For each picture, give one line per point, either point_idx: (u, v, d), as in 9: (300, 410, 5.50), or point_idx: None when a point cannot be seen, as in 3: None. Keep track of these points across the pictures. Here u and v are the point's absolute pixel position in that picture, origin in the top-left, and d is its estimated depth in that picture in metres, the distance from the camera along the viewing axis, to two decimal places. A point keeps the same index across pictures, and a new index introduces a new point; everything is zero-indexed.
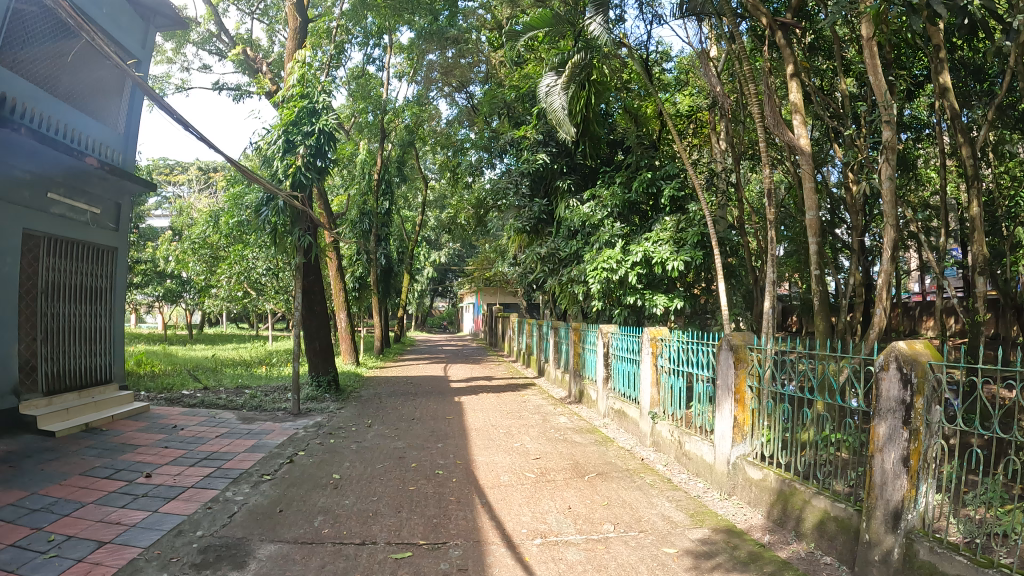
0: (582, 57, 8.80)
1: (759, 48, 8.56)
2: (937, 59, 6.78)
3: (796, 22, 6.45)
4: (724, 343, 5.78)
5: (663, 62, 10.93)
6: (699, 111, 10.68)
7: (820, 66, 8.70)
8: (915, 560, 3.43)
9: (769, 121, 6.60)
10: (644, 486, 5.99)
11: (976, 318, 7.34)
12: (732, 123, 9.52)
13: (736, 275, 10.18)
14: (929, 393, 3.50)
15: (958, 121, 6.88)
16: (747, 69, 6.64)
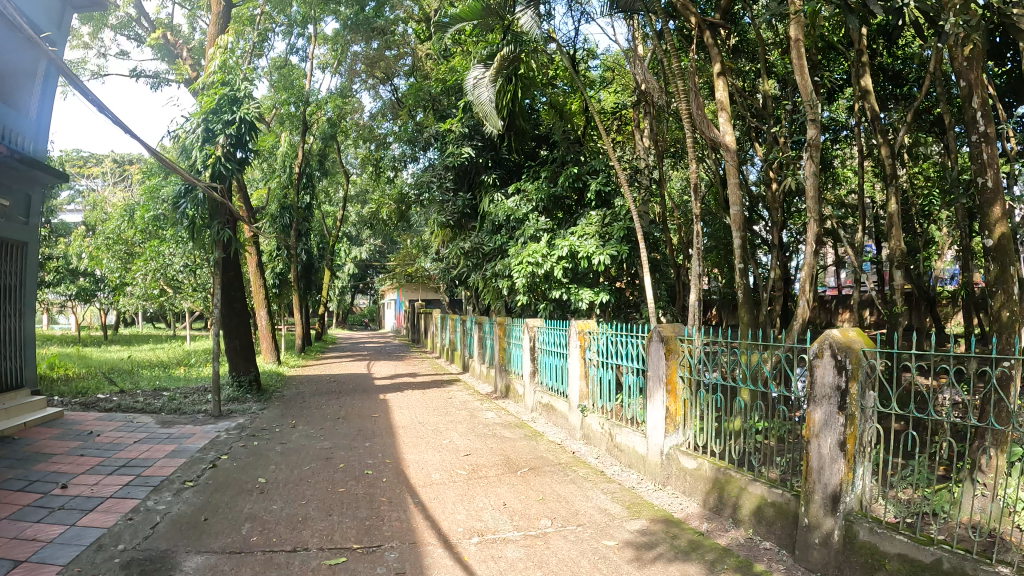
0: (510, 50, 8.75)
1: (685, 49, 8.71)
2: (860, 63, 7.18)
3: (724, 22, 6.59)
4: (653, 335, 5.84)
5: (589, 59, 10.99)
6: (624, 109, 10.86)
7: (742, 68, 8.92)
8: (855, 541, 3.57)
9: (695, 118, 6.74)
10: (578, 479, 6.05)
11: (893, 311, 7.67)
12: (657, 121, 9.67)
13: (661, 269, 10.33)
14: (863, 378, 3.65)
15: (878, 122, 7.20)
16: (676, 66, 6.64)
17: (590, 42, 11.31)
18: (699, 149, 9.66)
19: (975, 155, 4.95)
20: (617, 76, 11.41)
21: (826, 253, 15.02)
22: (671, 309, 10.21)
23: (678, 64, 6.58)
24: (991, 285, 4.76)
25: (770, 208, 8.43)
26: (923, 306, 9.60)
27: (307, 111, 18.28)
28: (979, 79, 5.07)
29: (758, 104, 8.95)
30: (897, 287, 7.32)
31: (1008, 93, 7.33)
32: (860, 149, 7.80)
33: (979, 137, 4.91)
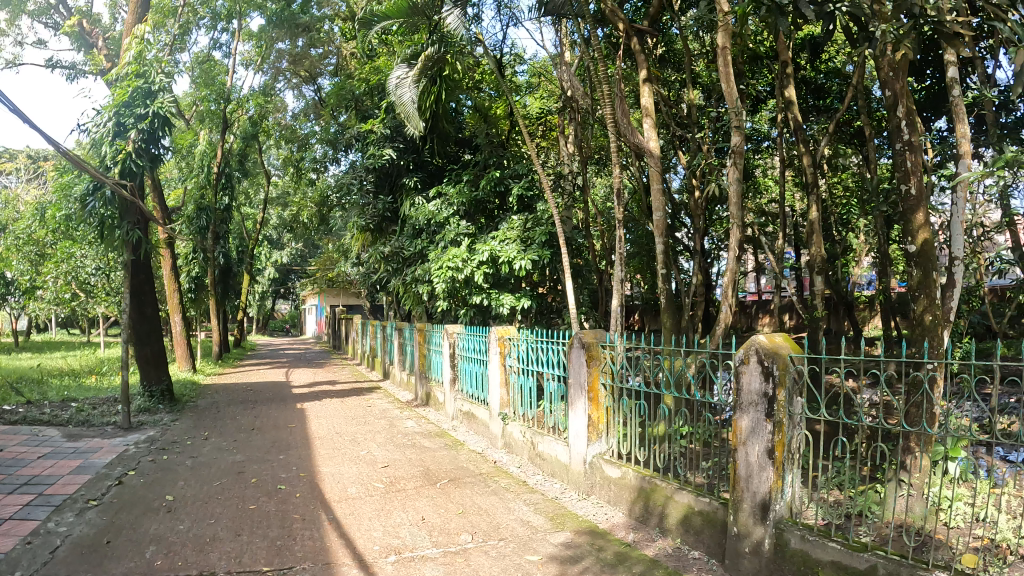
0: (436, 50, 8.64)
1: (612, 56, 8.77)
2: (785, 75, 7.40)
3: (652, 29, 6.63)
4: (574, 341, 5.79)
5: (516, 64, 10.95)
6: (548, 114, 10.86)
7: (668, 77, 9.06)
8: (786, 549, 3.59)
9: (620, 125, 6.74)
10: (499, 490, 5.96)
11: (816, 315, 7.82)
12: (581, 127, 9.70)
13: (584, 274, 10.32)
14: (791, 385, 3.69)
15: (800, 132, 7.40)
16: (602, 71, 6.61)
17: (517, 47, 11.30)
18: (623, 156, 9.73)
19: (899, 164, 5.07)
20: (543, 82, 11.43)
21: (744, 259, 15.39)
22: (592, 314, 10.23)
23: (604, 68, 6.57)
24: (914, 290, 4.87)
25: (692, 216, 8.54)
26: (839, 313, 10.42)
27: (229, 109, 17.72)
28: (904, 89, 5.12)
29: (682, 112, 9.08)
30: (819, 293, 7.53)
31: (927, 109, 8.24)
32: (782, 158, 7.97)
33: (904, 146, 5.04)
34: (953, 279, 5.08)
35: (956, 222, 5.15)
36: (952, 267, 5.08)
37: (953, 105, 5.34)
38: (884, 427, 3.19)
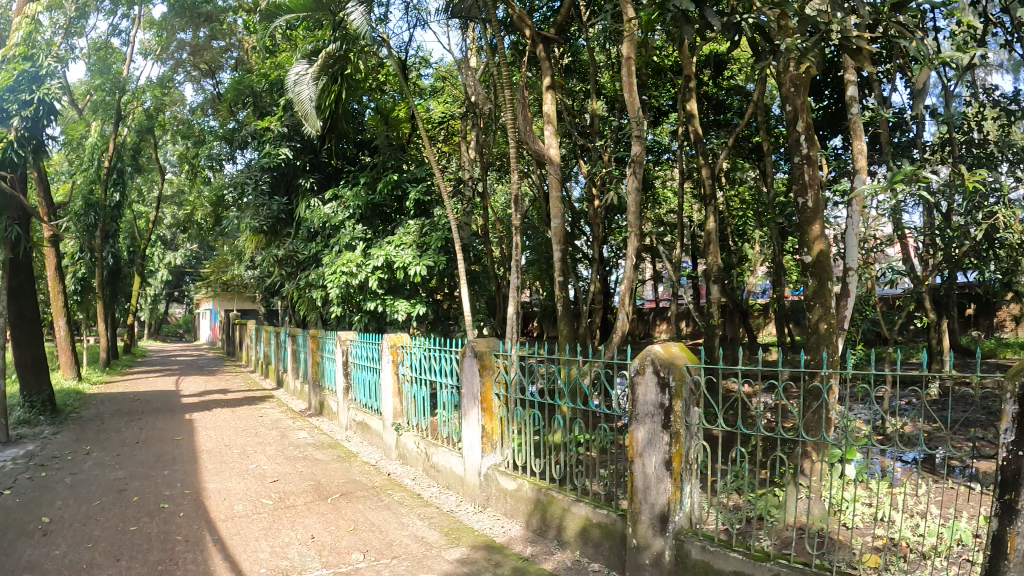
0: (337, 48, 8.44)
1: (518, 63, 8.79)
2: (688, 88, 7.58)
3: (557, 38, 6.70)
4: (466, 350, 5.67)
5: (422, 68, 10.88)
6: (452, 119, 10.77)
7: (573, 88, 9.16)
8: (687, 560, 3.62)
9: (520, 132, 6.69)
10: (393, 505, 5.79)
11: (710, 322, 8.09)
12: (484, 133, 9.66)
13: (481, 281, 10.21)
14: (687, 395, 3.71)
15: (701, 145, 7.63)
16: (506, 76, 6.61)
17: (423, 50, 11.20)
18: (523, 163, 9.73)
19: (797, 176, 5.07)
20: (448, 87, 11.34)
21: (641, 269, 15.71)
22: (491, 322, 10.16)
23: (508, 74, 6.53)
24: (810, 299, 4.95)
25: (591, 224, 8.61)
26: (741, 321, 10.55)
27: (124, 100, 16.87)
28: (805, 104, 5.11)
29: (586, 123, 9.20)
30: (715, 301, 7.76)
31: (824, 128, 8.89)
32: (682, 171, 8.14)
33: (802, 159, 5.02)
34: (847, 288, 5.23)
35: (851, 233, 5.32)
36: (847, 278, 5.24)
37: (851, 122, 5.54)
38: (782, 436, 3.29)
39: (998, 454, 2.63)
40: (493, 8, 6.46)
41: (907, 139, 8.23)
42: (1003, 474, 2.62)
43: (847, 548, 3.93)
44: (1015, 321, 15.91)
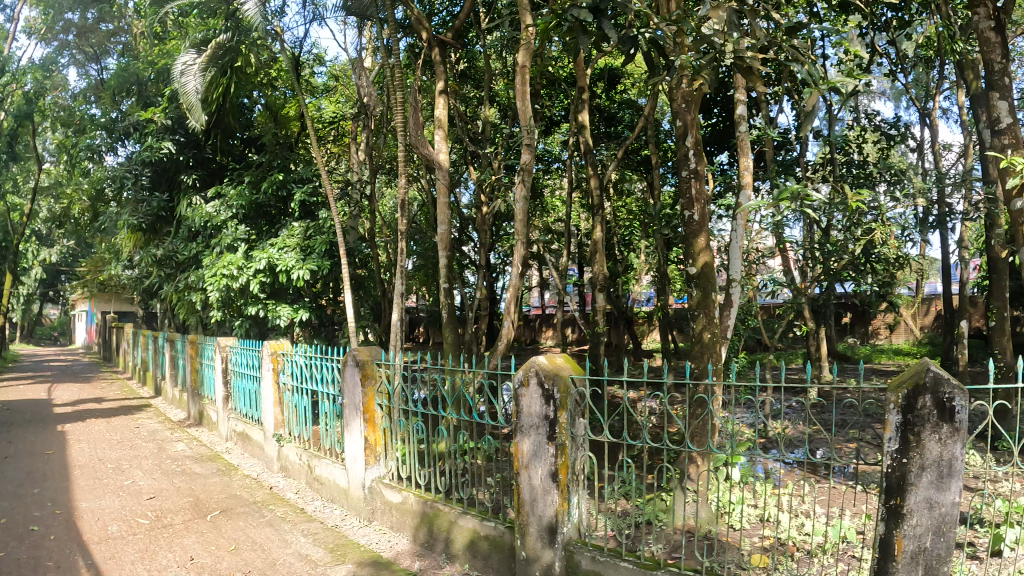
0: (229, 38, 8.18)
1: (413, 67, 8.72)
2: (580, 100, 7.79)
3: (453, 42, 6.67)
4: (347, 359, 5.49)
5: (316, 65, 10.58)
6: (343, 119, 10.58)
7: (467, 94, 9.18)
8: (577, 570, 3.66)
9: (409, 135, 6.59)
10: (276, 521, 5.55)
11: (597, 331, 8.65)
12: (374, 135, 9.50)
13: (365, 286, 9.92)
14: (573, 407, 3.77)
15: (590, 156, 8.01)
16: (397, 79, 6.50)
17: (317, 47, 10.88)
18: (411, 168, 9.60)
19: (685, 189, 5.20)
20: (342, 87, 11.07)
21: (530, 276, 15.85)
22: (375, 327, 9.93)
23: (402, 76, 6.41)
24: (695, 309, 5.15)
25: (478, 230, 8.80)
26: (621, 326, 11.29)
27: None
28: (695, 120, 5.18)
29: (478, 130, 9.22)
30: (600, 308, 8.26)
31: (711, 142, 9.82)
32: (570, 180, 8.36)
33: (690, 174, 5.15)
34: (731, 299, 5.64)
35: (734, 246, 5.74)
36: (730, 288, 5.64)
37: (740, 139, 5.84)
38: (669, 448, 3.47)
39: (883, 460, 2.89)
40: (392, 8, 6.35)
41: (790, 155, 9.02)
42: (887, 480, 2.88)
43: (732, 550, 4.05)
44: (888, 329, 16.80)
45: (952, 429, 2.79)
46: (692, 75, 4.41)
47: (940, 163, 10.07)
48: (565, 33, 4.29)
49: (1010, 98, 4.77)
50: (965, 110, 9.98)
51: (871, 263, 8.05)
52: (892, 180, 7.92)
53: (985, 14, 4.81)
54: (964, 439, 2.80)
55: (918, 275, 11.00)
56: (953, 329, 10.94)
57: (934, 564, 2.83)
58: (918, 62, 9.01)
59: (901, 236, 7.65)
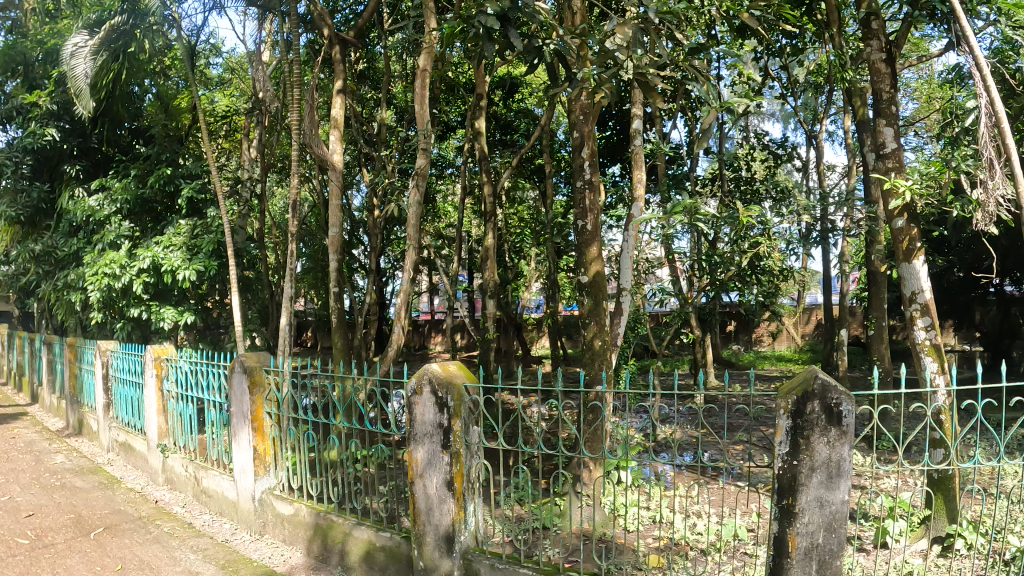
0: (123, 21, 7.50)
1: (312, 63, 8.66)
2: (478, 106, 8.16)
3: (355, 42, 6.61)
4: (234, 365, 5.26)
5: (212, 57, 9.99)
6: (237, 114, 10.27)
7: (365, 94, 9.56)
8: None
9: (302, 134, 6.37)
10: (162, 537, 5.25)
11: (485, 336, 9.37)
12: (268, 132, 9.25)
13: (253, 289, 9.55)
14: (467, 415, 3.83)
15: (484, 162, 8.52)
16: (295, 75, 6.29)
17: (215, 38, 10.47)
18: (303, 168, 9.57)
19: (579, 200, 5.31)
20: (238, 81, 10.69)
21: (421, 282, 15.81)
22: (262, 331, 9.61)
23: (300, 73, 6.27)
24: (585, 317, 5.27)
25: (368, 233, 9.18)
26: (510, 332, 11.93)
27: None
28: (592, 132, 5.31)
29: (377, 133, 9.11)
30: (490, 312, 8.98)
31: (606, 155, 10.27)
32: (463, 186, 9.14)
33: (584, 185, 5.25)
34: (621, 307, 5.84)
35: (625, 257, 5.94)
36: (619, 297, 5.85)
37: (634, 153, 6.09)
38: (563, 455, 3.57)
39: (775, 463, 3.18)
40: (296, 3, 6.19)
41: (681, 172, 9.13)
42: (779, 481, 3.17)
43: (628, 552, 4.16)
44: (768, 337, 17.70)
45: (839, 433, 3.11)
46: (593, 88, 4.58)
47: (824, 181, 10.66)
48: (472, 39, 4.36)
49: (896, 126, 4.85)
50: (851, 135, 10.53)
51: (757, 276, 8.44)
52: (777, 197, 8.44)
53: (877, 46, 4.93)
54: (850, 441, 3.12)
55: (799, 287, 11.66)
56: (832, 337, 11.61)
57: (825, 558, 3.14)
58: (808, 88, 9.45)
59: (786, 250, 8.05)
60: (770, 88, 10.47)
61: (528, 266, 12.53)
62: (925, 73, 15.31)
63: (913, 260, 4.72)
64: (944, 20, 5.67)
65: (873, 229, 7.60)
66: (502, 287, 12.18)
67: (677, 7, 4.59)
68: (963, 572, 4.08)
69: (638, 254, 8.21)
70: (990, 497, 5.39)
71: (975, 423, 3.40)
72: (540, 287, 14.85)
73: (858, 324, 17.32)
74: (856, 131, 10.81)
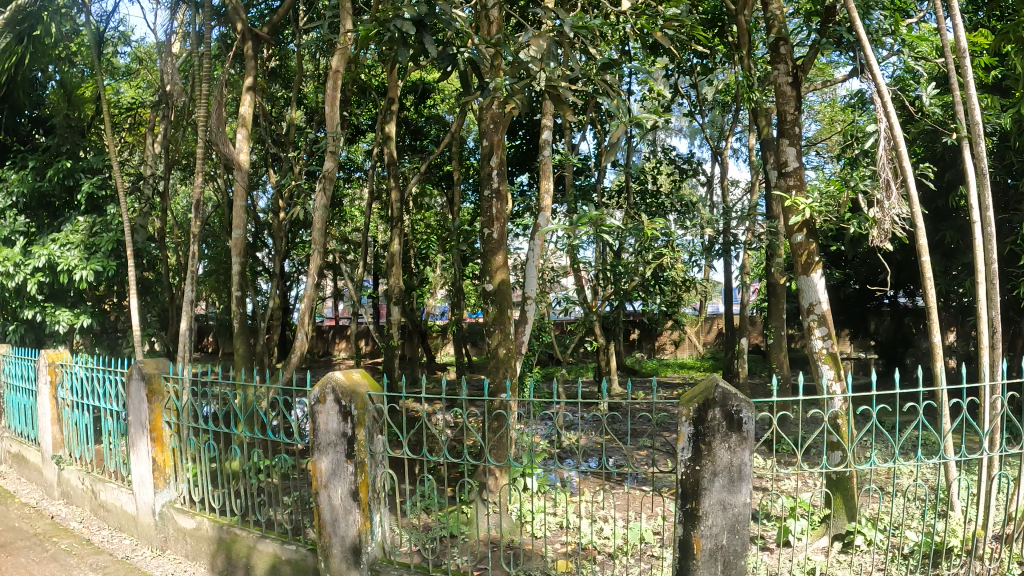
0: None
1: (223, 57, 8.46)
2: (388, 111, 8.44)
3: (268, 40, 6.66)
4: (130, 372, 5.05)
5: (119, 44, 9.47)
6: (143, 107, 9.90)
7: (276, 93, 9.65)
8: None
9: (212, 132, 6.24)
10: (59, 556, 5.08)
11: (390, 343, 9.30)
12: (173, 128, 8.96)
13: (152, 291, 9.35)
14: (371, 424, 3.81)
15: (394, 166, 8.71)
16: (206, 70, 6.13)
17: (125, 26, 10.05)
18: (208, 166, 9.58)
19: (486, 208, 5.33)
20: (147, 72, 10.26)
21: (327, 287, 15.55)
22: (162, 336, 9.29)
23: (211, 68, 6.11)
24: (490, 325, 5.29)
25: (275, 236, 9.07)
26: (414, 339, 11.93)
27: None
28: (501, 141, 5.35)
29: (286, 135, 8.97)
30: (394, 319, 8.96)
31: (515, 163, 10.42)
32: (371, 190, 9.14)
33: (491, 194, 5.29)
34: (525, 315, 5.94)
35: (531, 265, 6.05)
36: (525, 305, 5.94)
37: (542, 163, 6.17)
38: (468, 463, 3.58)
39: (678, 468, 3.28)
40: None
41: (589, 181, 9.38)
42: (682, 486, 3.28)
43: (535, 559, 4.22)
44: (672, 345, 18.22)
45: (740, 438, 3.24)
46: (505, 98, 4.66)
47: (726, 196, 11.18)
48: (385, 44, 4.38)
49: (799, 146, 5.10)
50: (754, 153, 11.04)
51: (660, 285, 8.74)
52: (682, 210, 8.71)
53: (784, 71, 5.16)
54: (750, 446, 3.26)
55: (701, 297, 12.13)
56: (734, 346, 12.05)
57: (729, 558, 3.27)
58: (715, 106, 9.77)
59: (688, 261, 8.36)
60: (680, 105, 10.81)
61: (433, 273, 12.55)
62: (827, 96, 16.22)
63: (811, 274, 4.98)
64: (849, 46, 5.96)
65: (773, 243, 8.08)
66: (408, 294, 12.23)
67: (591, 20, 4.68)
68: (863, 566, 4.35)
69: (544, 262, 8.30)
70: (881, 496, 5.74)
71: (874, 429, 3.61)
72: (447, 293, 14.84)
73: (757, 332, 18.05)
74: (759, 150, 11.35)
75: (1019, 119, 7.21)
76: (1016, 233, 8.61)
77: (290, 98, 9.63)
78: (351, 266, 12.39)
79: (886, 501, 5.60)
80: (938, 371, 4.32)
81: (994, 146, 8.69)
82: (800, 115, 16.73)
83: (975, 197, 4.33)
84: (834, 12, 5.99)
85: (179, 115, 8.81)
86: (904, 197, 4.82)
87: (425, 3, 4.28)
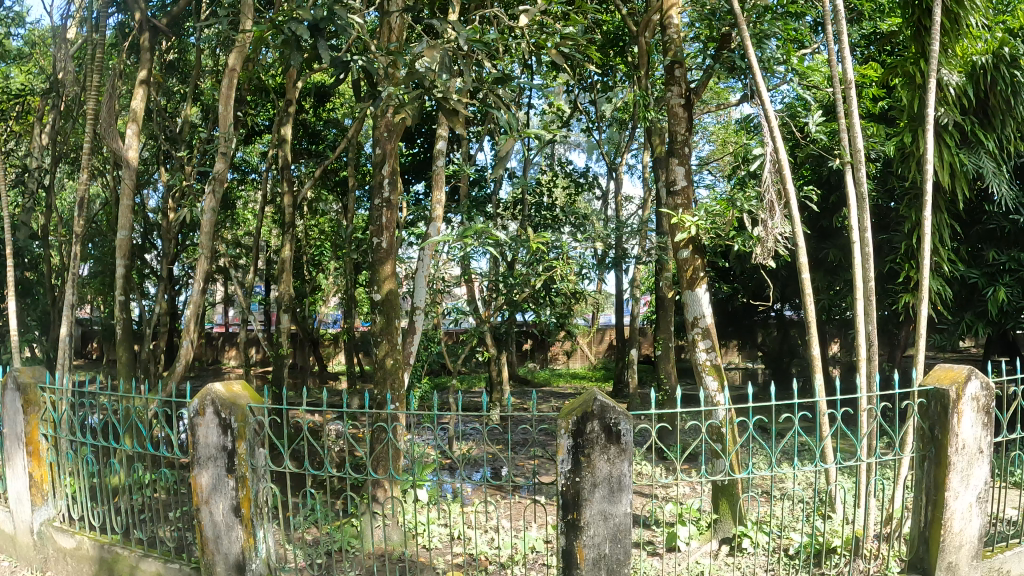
0: None
1: (119, 47, 8.00)
2: (285, 115, 8.23)
3: (166, 32, 6.40)
4: (4, 381, 4.67)
5: (12, 27, 9.17)
6: (31, 95, 9.34)
7: (172, 87, 9.20)
8: None
9: (99, 125, 5.89)
10: None
11: (279, 352, 9.05)
12: (62, 118, 8.41)
13: (33, 292, 9.18)
14: (252, 437, 3.68)
15: (288, 169, 8.44)
16: (97, 58, 5.83)
17: (18, 6, 9.44)
18: (98, 161, 9.06)
19: (376, 217, 5.28)
20: (38, 57, 9.69)
21: (217, 290, 14.97)
22: (42, 339, 8.90)
23: (103, 58, 5.83)
24: (377, 335, 5.22)
25: (164, 238, 8.69)
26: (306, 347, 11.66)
27: None
28: (394, 149, 5.31)
29: (181, 132, 8.62)
30: (285, 326, 8.68)
31: (411, 172, 10.32)
32: (264, 194, 8.77)
33: (383, 203, 5.24)
34: (413, 325, 6.01)
35: (421, 275, 6.15)
36: (414, 315, 6.00)
37: (435, 172, 6.20)
38: (353, 476, 3.52)
39: (560, 481, 3.33)
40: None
41: (487, 192, 9.42)
42: (564, 498, 3.33)
43: (428, 571, 4.23)
44: (563, 354, 18.41)
45: (619, 450, 3.33)
46: (398, 108, 4.63)
47: (621, 210, 11.42)
48: (280, 46, 4.27)
49: (687, 165, 5.27)
50: (648, 170, 11.34)
51: (550, 297, 8.86)
52: (575, 224, 8.89)
53: (677, 92, 5.32)
54: (629, 457, 3.35)
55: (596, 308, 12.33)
56: (624, 356, 12.28)
57: (612, 565, 3.36)
58: (613, 123, 9.95)
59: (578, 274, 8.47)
60: (578, 118, 10.98)
61: (326, 280, 12.33)
62: (720, 118, 16.84)
63: (696, 289, 5.15)
64: (739, 71, 6.30)
65: (662, 258, 8.56)
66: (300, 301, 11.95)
67: (487, 36, 4.71)
68: (749, 568, 4.55)
69: (435, 271, 8.23)
70: (763, 501, 5.99)
71: (749, 439, 3.87)
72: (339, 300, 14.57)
73: (648, 343, 18.52)
74: (650, 166, 11.68)
75: (899, 147, 7.70)
76: (893, 252, 9.16)
77: (187, 93, 9.22)
78: (242, 272, 11.99)
79: (768, 505, 5.87)
80: (817, 383, 4.51)
81: (876, 171, 9.24)
82: (694, 135, 17.42)
83: (854, 219, 4.60)
84: (728, 39, 6.24)
85: (69, 105, 8.26)
86: (786, 217, 5.05)
87: (322, 9, 4.21)
